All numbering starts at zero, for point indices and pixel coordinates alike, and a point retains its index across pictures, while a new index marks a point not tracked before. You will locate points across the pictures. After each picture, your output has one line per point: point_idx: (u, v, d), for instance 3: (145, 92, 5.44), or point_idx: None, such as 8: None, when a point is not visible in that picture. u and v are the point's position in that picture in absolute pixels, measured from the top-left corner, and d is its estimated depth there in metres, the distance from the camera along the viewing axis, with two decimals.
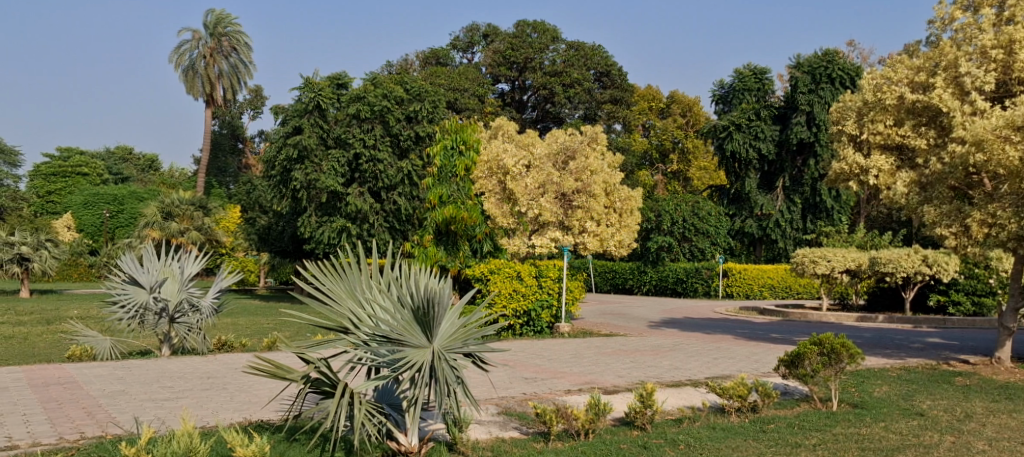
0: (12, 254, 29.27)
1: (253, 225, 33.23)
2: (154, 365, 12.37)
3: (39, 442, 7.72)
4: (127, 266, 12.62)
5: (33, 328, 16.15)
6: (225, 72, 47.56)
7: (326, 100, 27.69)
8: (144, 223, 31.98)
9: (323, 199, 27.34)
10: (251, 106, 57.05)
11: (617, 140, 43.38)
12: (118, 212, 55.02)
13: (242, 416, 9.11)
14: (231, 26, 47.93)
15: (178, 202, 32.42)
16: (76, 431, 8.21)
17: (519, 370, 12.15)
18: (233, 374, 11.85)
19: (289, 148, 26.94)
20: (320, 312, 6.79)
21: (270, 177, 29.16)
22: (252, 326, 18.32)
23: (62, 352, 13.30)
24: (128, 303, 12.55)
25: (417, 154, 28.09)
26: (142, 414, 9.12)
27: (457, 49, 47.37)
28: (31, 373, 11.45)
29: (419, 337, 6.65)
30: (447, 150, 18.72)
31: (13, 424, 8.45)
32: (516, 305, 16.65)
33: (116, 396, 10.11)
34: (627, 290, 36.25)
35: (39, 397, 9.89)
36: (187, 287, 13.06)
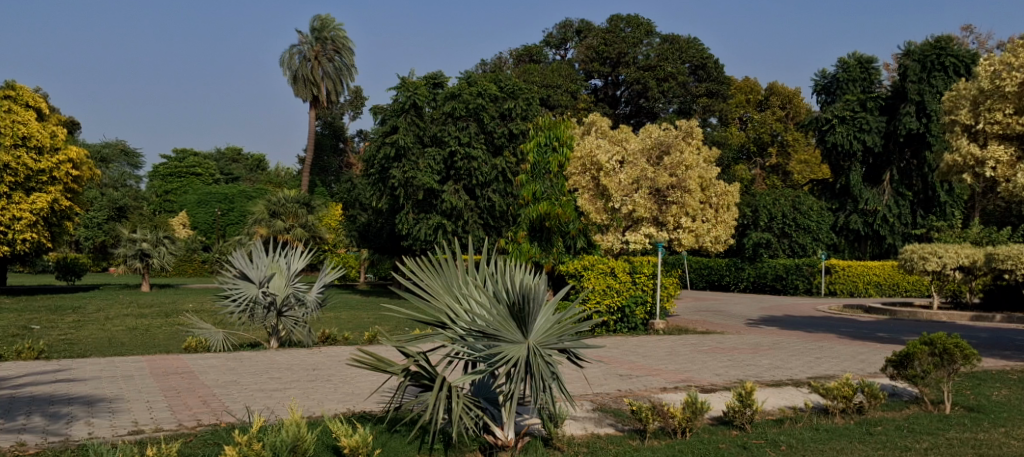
0: (134, 250, 31.09)
1: (354, 222, 34.20)
2: (263, 357, 12.97)
3: (160, 428, 8.23)
4: (238, 262, 13.14)
5: (154, 321, 17.16)
6: (329, 75, 49.15)
7: (421, 99, 28.43)
8: (252, 221, 33.44)
9: (420, 197, 27.85)
10: (352, 106, 58.73)
11: (714, 134, 42.52)
12: (228, 210, 57.68)
13: (345, 407, 9.45)
14: (335, 31, 49.51)
15: (284, 201, 33.73)
16: (193, 418, 8.71)
17: (614, 366, 12.13)
18: (336, 367, 12.30)
19: (387, 147, 27.78)
20: (419, 307, 6.97)
21: (369, 175, 29.96)
22: (353, 320, 18.93)
23: (179, 344, 14.09)
24: (239, 297, 13.16)
25: (511, 151, 28.18)
26: (253, 403, 9.58)
27: (550, 46, 47.45)
28: (153, 363, 12.18)
29: (515, 333, 6.74)
30: (540, 146, 19.01)
31: (139, 410, 9.03)
32: (610, 301, 16.59)
33: (229, 386, 10.67)
34: (723, 287, 35.54)
35: (160, 385, 10.52)
36: (293, 282, 13.64)
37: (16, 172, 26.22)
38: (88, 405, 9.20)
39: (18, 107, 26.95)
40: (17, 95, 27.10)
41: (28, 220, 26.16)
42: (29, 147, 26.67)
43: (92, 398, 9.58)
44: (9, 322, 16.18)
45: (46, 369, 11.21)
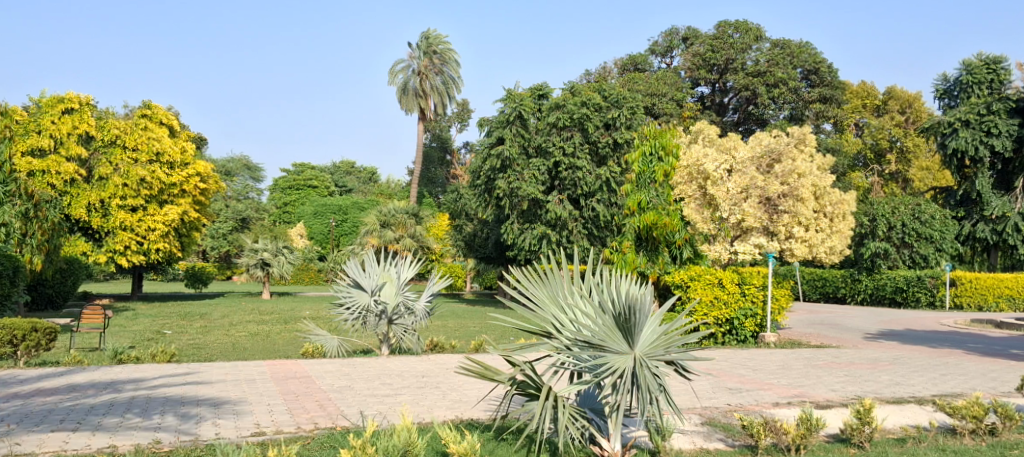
0: (256, 259, 32.58)
1: (460, 232, 34.71)
2: (375, 363, 13.37)
3: (280, 430, 8.63)
4: (352, 271, 13.64)
5: (273, 327, 17.97)
6: (437, 88, 50.29)
7: (527, 110, 28.74)
8: (364, 231, 34.58)
9: (525, 207, 28.17)
10: (459, 119, 59.82)
11: (828, 141, 40.98)
12: (342, 221, 59.85)
13: (454, 414, 9.65)
14: (443, 45, 50.49)
15: (395, 211, 34.62)
16: (311, 422, 9.08)
17: (723, 380, 11.87)
18: (445, 374, 12.56)
19: (493, 158, 28.19)
20: (525, 317, 7.05)
21: (475, 187, 30.50)
22: (460, 328, 19.28)
23: (297, 350, 14.72)
24: (353, 305, 13.66)
25: (615, 161, 27.93)
26: (366, 408, 9.92)
27: (656, 54, 46.87)
28: (273, 367, 12.78)
29: (621, 343, 6.74)
30: (646, 156, 19.65)
31: (261, 412, 9.51)
32: (718, 313, 16.26)
33: (344, 390, 11.08)
34: (839, 299, 34.30)
35: (280, 389, 11.03)
36: (403, 291, 14.01)
37: (150, 186, 27.79)
38: (216, 406, 9.76)
39: (153, 124, 28.76)
40: (152, 114, 28.92)
41: (161, 232, 27.91)
42: (162, 163, 28.38)
43: (218, 400, 10.15)
44: (145, 327, 17.31)
45: (177, 371, 11.95)
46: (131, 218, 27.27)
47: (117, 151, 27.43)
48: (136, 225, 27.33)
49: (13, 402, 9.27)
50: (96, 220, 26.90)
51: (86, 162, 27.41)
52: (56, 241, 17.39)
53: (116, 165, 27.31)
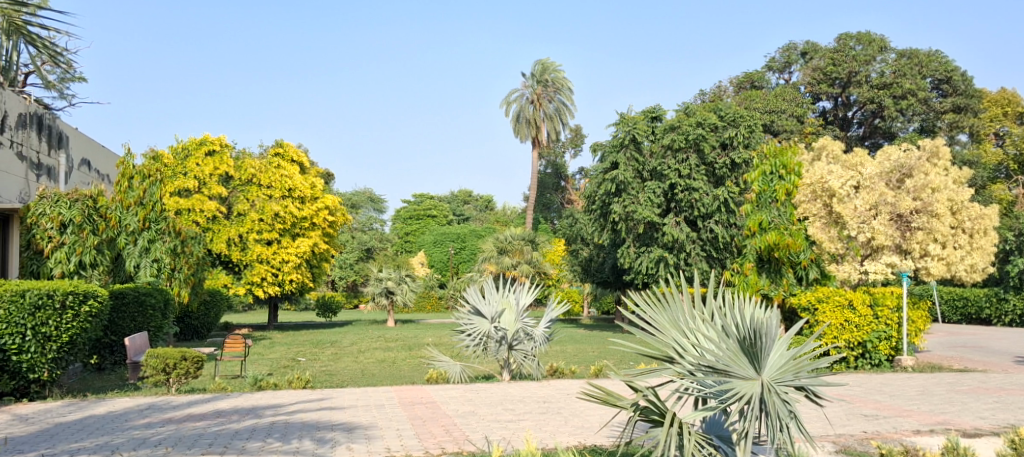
0: (381, 287, 33.71)
1: (576, 257, 34.72)
2: (497, 389, 13.56)
3: (409, 455, 8.88)
4: (472, 298, 14.02)
5: (398, 353, 18.51)
6: (550, 115, 50.76)
7: (640, 133, 28.57)
8: (482, 258, 35.20)
9: (641, 230, 28.00)
10: (573, 144, 60.08)
11: (965, 153, 38.65)
12: (461, 249, 61.00)
13: (577, 440, 9.66)
14: (555, 72, 50.98)
15: (512, 238, 35.08)
16: (439, 446, 9.31)
17: (858, 406, 11.33)
18: (566, 400, 12.58)
19: (608, 183, 28.21)
20: (647, 342, 6.97)
21: (591, 211, 30.50)
22: (579, 354, 19.22)
23: (423, 375, 15.14)
24: (474, 332, 13.99)
25: (733, 181, 27.34)
26: (491, 433, 10.07)
27: (773, 70, 45.64)
28: (400, 393, 13.18)
29: (747, 368, 6.60)
30: (766, 175, 19.41)
31: (390, 437, 9.83)
32: (850, 336, 15.58)
33: (469, 416, 11.29)
34: (983, 321, 32.13)
35: (408, 414, 11.36)
36: (522, 317, 14.19)
37: (284, 220, 29.28)
38: (349, 431, 10.16)
39: (285, 162, 30.32)
40: (284, 152, 30.65)
41: (294, 263, 29.32)
42: (294, 198, 29.86)
43: (350, 425, 10.54)
44: (281, 354, 18.21)
45: (311, 397, 12.52)
46: (266, 250, 28.80)
47: (253, 189, 29.25)
48: (271, 258, 28.83)
49: (168, 427, 9.93)
50: (236, 253, 28.56)
51: (226, 199, 29.27)
52: (201, 275, 18.56)
53: (252, 201, 29.10)
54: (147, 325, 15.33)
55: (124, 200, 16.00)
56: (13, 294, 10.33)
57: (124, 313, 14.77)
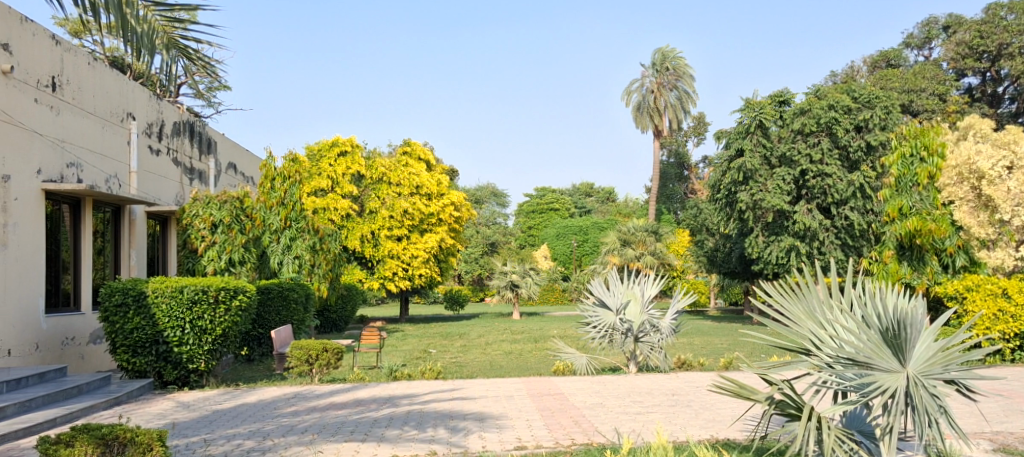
0: (506, 281, 34.20)
1: (702, 248, 34.01)
2: (625, 381, 13.50)
3: (540, 445, 8.97)
4: (597, 290, 14.05)
5: (525, 345, 18.74)
6: (671, 104, 49.92)
7: (768, 118, 27.54)
8: (605, 251, 35.09)
9: (770, 219, 27.14)
10: (696, 133, 58.86)
11: None
12: (584, 241, 61.00)
13: (709, 433, 9.49)
14: (676, 60, 50.00)
15: (635, 229, 34.80)
16: (569, 437, 9.38)
17: (1016, 402, 10.57)
18: (696, 393, 12.38)
19: (734, 171, 27.46)
20: (781, 333, 6.79)
21: (716, 201, 29.77)
22: (708, 346, 18.87)
23: (549, 367, 15.28)
24: (598, 324, 13.95)
25: (869, 165, 26.13)
26: (621, 425, 10.05)
27: (912, 47, 43.11)
28: (528, 384, 13.36)
29: (891, 360, 6.26)
30: (905, 158, 17.42)
31: (521, 427, 9.98)
32: (1005, 327, 14.49)
33: (597, 408, 11.30)
34: None
35: (537, 405, 11.50)
36: (648, 309, 14.05)
37: (412, 216, 30.19)
38: (480, 420, 10.39)
39: (413, 160, 31.32)
40: (412, 151, 31.64)
41: (423, 258, 30.12)
42: (421, 195, 30.72)
43: (482, 415, 10.77)
44: (413, 346, 18.81)
45: (444, 387, 12.88)
46: (396, 246, 29.80)
47: (383, 187, 30.29)
48: (401, 253, 29.79)
49: (312, 415, 10.48)
50: (368, 249, 29.72)
51: (359, 198, 30.51)
52: (338, 270, 19.40)
53: (383, 198, 30.19)
54: (291, 318, 16.20)
55: (267, 200, 17.01)
56: (173, 290, 11.28)
57: (270, 307, 15.68)
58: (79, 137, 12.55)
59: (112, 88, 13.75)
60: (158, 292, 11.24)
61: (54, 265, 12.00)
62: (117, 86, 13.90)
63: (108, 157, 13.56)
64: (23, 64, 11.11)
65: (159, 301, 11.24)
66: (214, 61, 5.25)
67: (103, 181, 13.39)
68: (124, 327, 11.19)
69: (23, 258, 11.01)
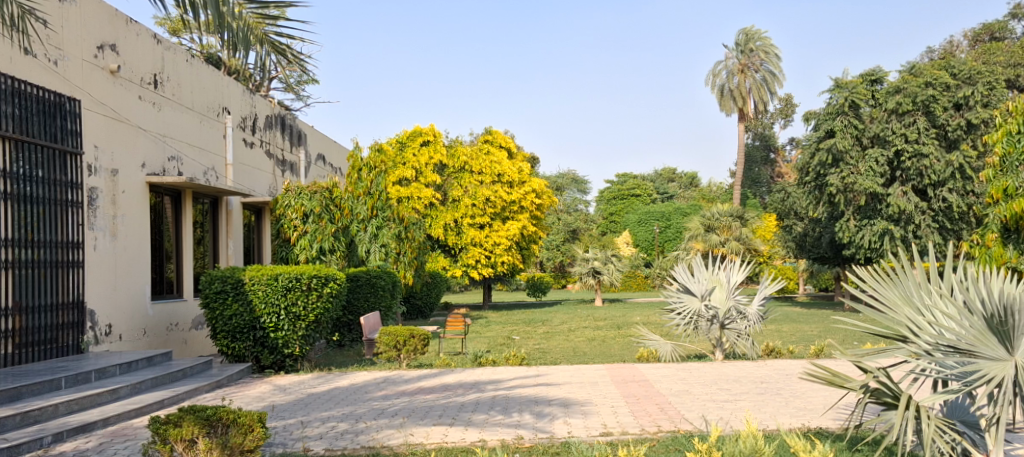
0: (588, 267, 34.11)
1: (790, 232, 33.15)
2: (711, 369, 13.30)
3: (626, 431, 8.95)
4: (681, 277, 13.84)
5: (608, 332, 18.69)
6: (756, 85, 48.70)
7: (860, 97, 26.48)
8: (689, 236, 34.61)
9: (862, 202, 26.25)
10: (782, 114, 57.28)
11: None
12: (666, 227, 60.29)
13: (801, 422, 9.27)
14: (761, 40, 48.71)
15: (719, 214, 34.21)
16: (655, 424, 9.31)
17: None
18: (786, 381, 12.10)
19: (823, 153, 26.66)
20: (876, 319, 6.57)
21: (804, 184, 28.93)
22: (797, 332, 18.40)
23: (633, 353, 15.19)
24: (683, 310, 13.79)
25: (970, 144, 24.96)
26: (708, 413, 9.91)
27: (1018, 18, 40.78)
28: (613, 370, 13.32)
29: (996, 348, 5.94)
30: (1010, 135, 16.56)
31: (606, 413, 9.96)
32: None
33: (683, 395, 11.18)
34: None
35: (622, 392, 11.46)
36: (734, 295, 13.79)
37: (494, 204, 30.47)
38: (565, 406, 10.42)
39: (494, 148, 31.55)
40: (493, 139, 31.89)
41: (505, 245, 30.37)
42: (503, 182, 30.89)
43: (566, 401, 10.80)
44: (497, 333, 19.01)
45: (528, 373, 12.97)
46: (479, 234, 30.15)
47: (465, 175, 30.68)
48: (484, 241, 30.09)
49: (401, 399, 10.74)
50: (451, 237, 30.14)
51: (442, 187, 30.95)
52: (423, 258, 19.73)
53: (466, 187, 30.57)
54: (378, 304, 16.61)
55: (355, 190, 17.36)
56: (269, 278, 11.72)
57: (359, 294, 16.11)
58: (178, 132, 13.11)
59: (208, 84, 14.30)
60: (254, 279, 11.70)
61: (159, 255, 12.61)
62: (213, 81, 14.45)
63: (205, 150, 14.14)
64: (128, 62, 11.68)
65: (256, 288, 11.70)
66: (301, 55, 5.43)
67: (202, 174, 13.97)
68: (224, 313, 11.69)
69: (131, 248, 11.60)
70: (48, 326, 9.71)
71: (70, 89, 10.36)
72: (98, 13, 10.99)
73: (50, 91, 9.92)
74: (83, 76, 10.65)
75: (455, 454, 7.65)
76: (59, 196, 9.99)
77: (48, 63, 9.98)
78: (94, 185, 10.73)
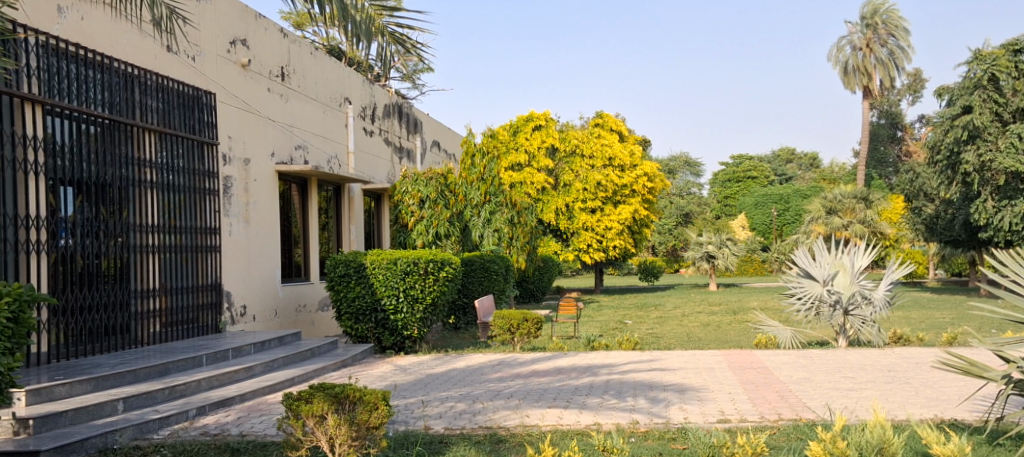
0: (702, 252, 33.46)
1: (920, 214, 31.44)
2: (834, 356, 12.83)
3: (745, 418, 8.75)
4: (801, 261, 13.40)
5: (724, 318, 18.31)
6: (882, 61, 46.25)
7: (1001, 70, 24.71)
8: (808, 219, 33.42)
9: (1001, 181, 24.59)
10: (911, 90, 54.23)
11: None
12: (784, 210, 58.29)
13: (933, 412, 8.83)
14: (889, 13, 46.16)
15: (842, 197, 32.83)
16: (774, 412, 9.07)
17: None
18: (916, 370, 11.53)
19: (958, 130, 25.10)
20: (1020, 305, 6.11)
21: (935, 163, 27.33)
22: (928, 320, 17.46)
23: (751, 340, 14.83)
24: (804, 295, 13.35)
25: None
26: (832, 402, 9.58)
27: None
28: (729, 357, 13.06)
29: None
30: None
31: (724, 400, 9.78)
32: None
33: (804, 383, 10.84)
34: None
35: (739, 379, 11.23)
36: (859, 280, 13.22)
37: (606, 188, 30.30)
38: (681, 392, 10.31)
39: (606, 132, 31.33)
40: (604, 122, 31.69)
41: (617, 230, 30.15)
42: (614, 166, 30.62)
43: (682, 386, 10.68)
44: (610, 318, 18.95)
45: (642, 358, 12.89)
46: (591, 218, 30.07)
47: (577, 160, 30.65)
48: (595, 225, 30.02)
49: (516, 382, 10.90)
50: (563, 222, 30.25)
51: (553, 172, 31.04)
52: (534, 242, 19.86)
53: (577, 172, 30.54)
54: (492, 288, 16.84)
55: (468, 176, 17.57)
56: (388, 262, 12.06)
57: (473, 278, 16.41)
58: (304, 122, 13.70)
59: (330, 75, 14.86)
60: (375, 263, 12.09)
61: (287, 240, 13.25)
62: (335, 72, 14.99)
63: (329, 139, 14.72)
64: (258, 56, 12.28)
65: (377, 272, 12.09)
66: (419, 43, 5.51)
67: (326, 162, 14.56)
68: (348, 295, 12.18)
69: (262, 233, 12.24)
70: (190, 306, 10.41)
71: (206, 83, 10.99)
72: (231, 10, 11.60)
73: (189, 86, 10.56)
74: (218, 71, 11.27)
75: (571, 437, 7.70)
76: (198, 184, 10.64)
77: (187, 60, 10.62)
78: (229, 174, 11.37)
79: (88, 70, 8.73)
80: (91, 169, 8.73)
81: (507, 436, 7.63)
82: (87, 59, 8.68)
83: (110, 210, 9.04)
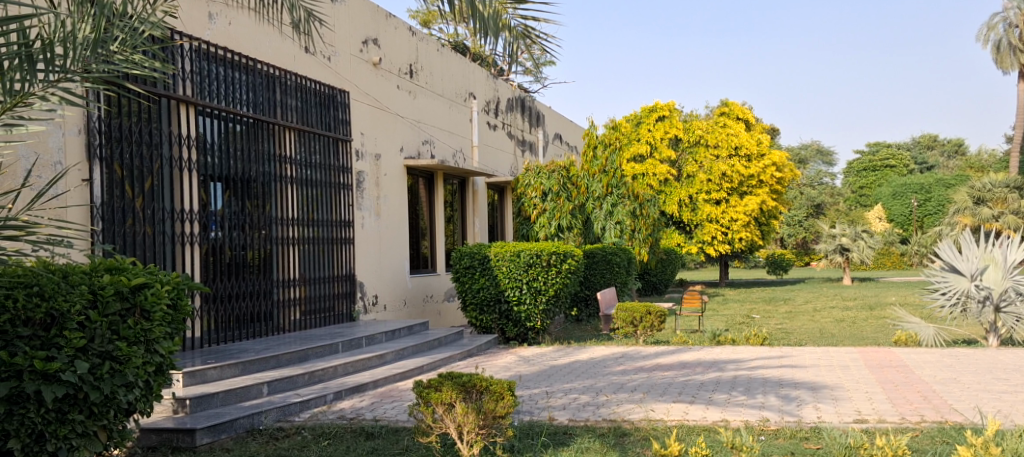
0: (835, 244, 32.00)
1: None
2: (984, 356, 11.98)
3: (884, 419, 8.33)
4: (946, 254, 12.64)
5: (859, 314, 17.45)
6: None
7: None
8: (953, 210, 31.32)
9: None
10: None
11: None
12: (926, 200, 54.87)
13: None
14: None
15: (991, 186, 30.63)
16: (917, 414, 8.58)
17: None
18: None
19: None
20: None
21: None
22: None
23: (889, 337, 14.06)
24: (949, 290, 12.54)
25: None
26: (982, 404, 8.97)
27: None
28: (866, 354, 12.44)
29: None
30: None
31: (860, 399, 9.35)
32: None
33: (950, 383, 10.19)
34: None
35: (877, 377, 10.69)
36: (1012, 275, 12.22)
37: (731, 179, 29.46)
38: (813, 390, 9.92)
39: (731, 121, 30.45)
40: (729, 111, 30.83)
41: (743, 221, 29.25)
42: (740, 156, 29.71)
43: (815, 384, 10.28)
44: (736, 312, 18.44)
45: (772, 354, 12.49)
46: (715, 210, 29.33)
47: (701, 150, 29.95)
48: (720, 217, 29.27)
49: (640, 375, 10.80)
50: (686, 214, 29.69)
51: (676, 163, 30.47)
52: (657, 234, 19.57)
53: (701, 162, 29.85)
54: (615, 280, 16.75)
55: (590, 168, 17.51)
56: (512, 254, 12.21)
57: (595, 270, 16.38)
58: (431, 117, 14.07)
59: (456, 71, 15.16)
60: (499, 255, 12.27)
61: (416, 232, 13.66)
62: (460, 68, 15.29)
63: (454, 133, 15.05)
64: (388, 55, 12.68)
65: (501, 263, 12.26)
66: (542, 35, 5.53)
67: (451, 156, 14.89)
68: (473, 286, 12.43)
69: (393, 226, 12.66)
70: (327, 295, 10.92)
71: (341, 82, 11.45)
72: (363, 11, 12.03)
73: (325, 85, 11.04)
74: (351, 70, 11.72)
75: (697, 433, 7.56)
76: (333, 179, 11.13)
77: (323, 60, 11.08)
78: (362, 169, 11.82)
79: (235, 72, 9.28)
80: (237, 166, 9.28)
81: (631, 429, 7.57)
82: (234, 61, 9.22)
83: (255, 204, 9.59)
